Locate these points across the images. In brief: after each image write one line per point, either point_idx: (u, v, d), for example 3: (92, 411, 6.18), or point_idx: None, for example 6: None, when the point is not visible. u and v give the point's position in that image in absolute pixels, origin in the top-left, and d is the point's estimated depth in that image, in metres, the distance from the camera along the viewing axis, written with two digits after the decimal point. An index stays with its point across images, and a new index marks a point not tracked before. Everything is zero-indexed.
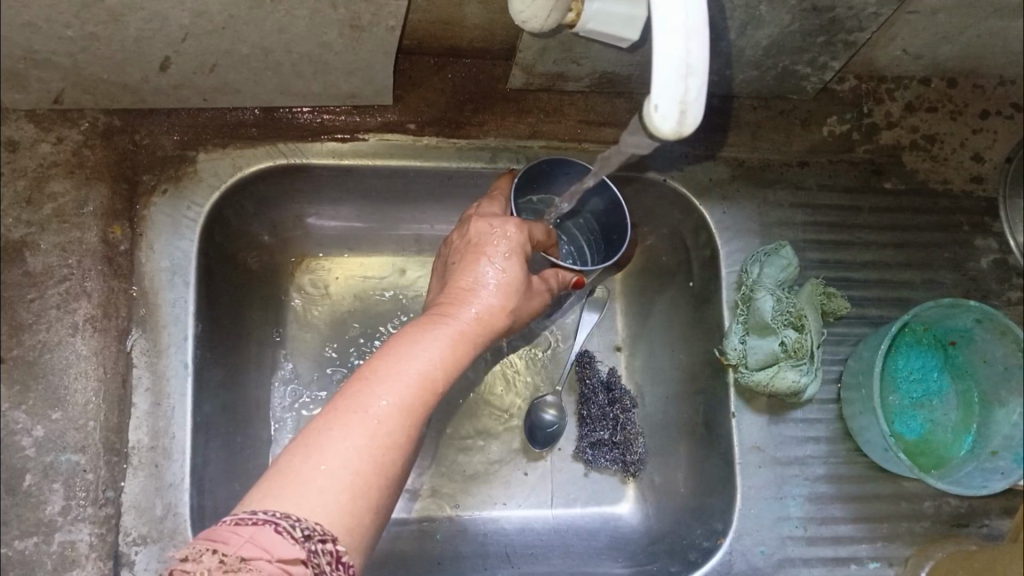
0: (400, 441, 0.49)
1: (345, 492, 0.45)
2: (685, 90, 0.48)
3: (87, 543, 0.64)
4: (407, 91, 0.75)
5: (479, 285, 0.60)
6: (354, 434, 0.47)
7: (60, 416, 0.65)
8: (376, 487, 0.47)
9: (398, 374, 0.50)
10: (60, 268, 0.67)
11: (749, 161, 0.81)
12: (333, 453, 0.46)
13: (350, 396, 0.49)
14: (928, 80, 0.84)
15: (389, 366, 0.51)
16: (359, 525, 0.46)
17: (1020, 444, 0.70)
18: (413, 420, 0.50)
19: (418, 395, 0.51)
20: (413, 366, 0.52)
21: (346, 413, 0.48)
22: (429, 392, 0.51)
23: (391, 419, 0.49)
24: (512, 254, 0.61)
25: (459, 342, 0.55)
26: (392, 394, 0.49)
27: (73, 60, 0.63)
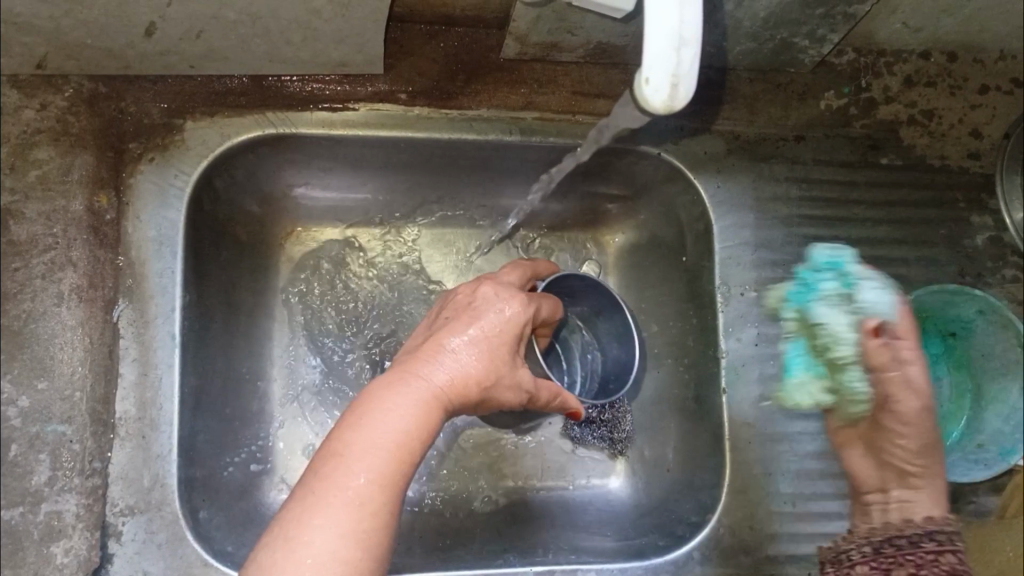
0: (381, 506, 0.48)
1: (332, 566, 0.46)
2: (677, 62, 0.47)
3: (74, 513, 0.64)
4: (399, 59, 0.74)
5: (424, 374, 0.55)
6: (329, 505, 0.47)
7: (46, 385, 0.65)
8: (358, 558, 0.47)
9: (369, 444, 0.50)
10: (45, 237, 0.66)
11: (746, 134, 0.80)
12: (309, 533, 0.47)
13: (317, 476, 0.49)
14: (927, 54, 0.83)
15: (357, 431, 0.50)
16: None
17: (1009, 438, 0.73)
18: (392, 488, 0.49)
19: (394, 459, 0.50)
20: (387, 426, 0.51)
21: (322, 495, 0.48)
22: (402, 459, 0.50)
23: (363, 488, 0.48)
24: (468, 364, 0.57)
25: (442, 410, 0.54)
26: (365, 462, 0.49)
27: (57, 25, 0.62)
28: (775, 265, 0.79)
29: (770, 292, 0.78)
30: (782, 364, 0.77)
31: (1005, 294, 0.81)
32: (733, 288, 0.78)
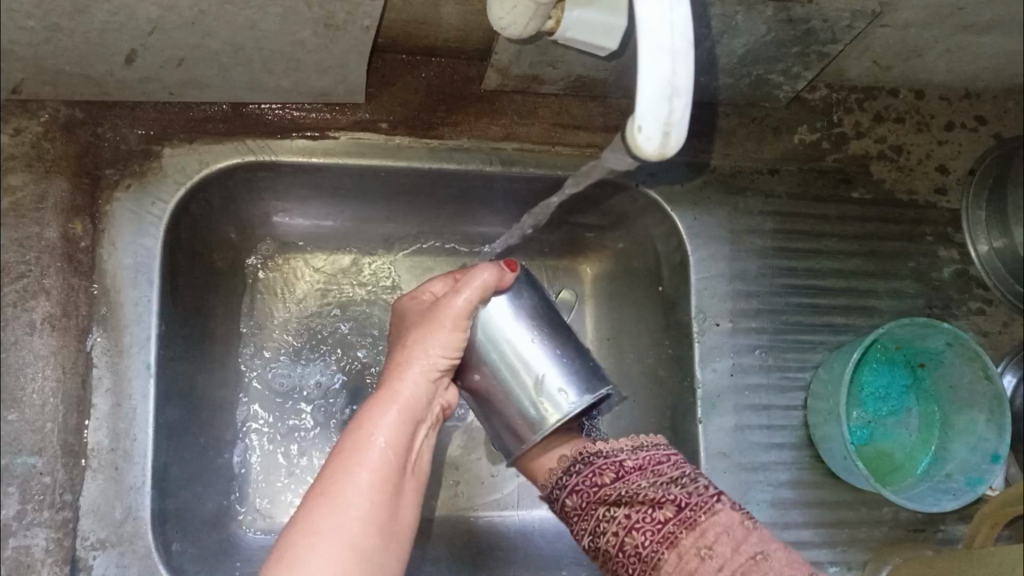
0: (390, 481, 0.60)
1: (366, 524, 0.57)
2: (669, 112, 0.49)
3: (43, 548, 0.63)
4: (380, 88, 0.74)
5: (427, 359, 0.64)
6: (364, 487, 0.58)
7: (15, 417, 0.64)
8: (401, 514, 0.60)
9: (388, 414, 0.62)
10: (18, 265, 0.65)
11: (721, 167, 0.81)
12: (355, 493, 0.58)
13: (349, 458, 0.60)
14: (897, 91, 0.85)
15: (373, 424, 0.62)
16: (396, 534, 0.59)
17: (976, 469, 0.75)
18: (397, 467, 0.61)
19: (401, 434, 0.62)
20: (390, 422, 0.62)
21: (348, 469, 0.59)
22: (399, 452, 0.61)
23: (385, 470, 0.60)
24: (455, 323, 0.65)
25: (435, 436, 0.67)
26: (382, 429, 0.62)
27: (36, 51, 0.61)
28: (749, 296, 0.80)
29: (745, 323, 0.79)
30: (757, 394, 0.79)
31: (970, 326, 0.84)
32: (709, 319, 0.79)
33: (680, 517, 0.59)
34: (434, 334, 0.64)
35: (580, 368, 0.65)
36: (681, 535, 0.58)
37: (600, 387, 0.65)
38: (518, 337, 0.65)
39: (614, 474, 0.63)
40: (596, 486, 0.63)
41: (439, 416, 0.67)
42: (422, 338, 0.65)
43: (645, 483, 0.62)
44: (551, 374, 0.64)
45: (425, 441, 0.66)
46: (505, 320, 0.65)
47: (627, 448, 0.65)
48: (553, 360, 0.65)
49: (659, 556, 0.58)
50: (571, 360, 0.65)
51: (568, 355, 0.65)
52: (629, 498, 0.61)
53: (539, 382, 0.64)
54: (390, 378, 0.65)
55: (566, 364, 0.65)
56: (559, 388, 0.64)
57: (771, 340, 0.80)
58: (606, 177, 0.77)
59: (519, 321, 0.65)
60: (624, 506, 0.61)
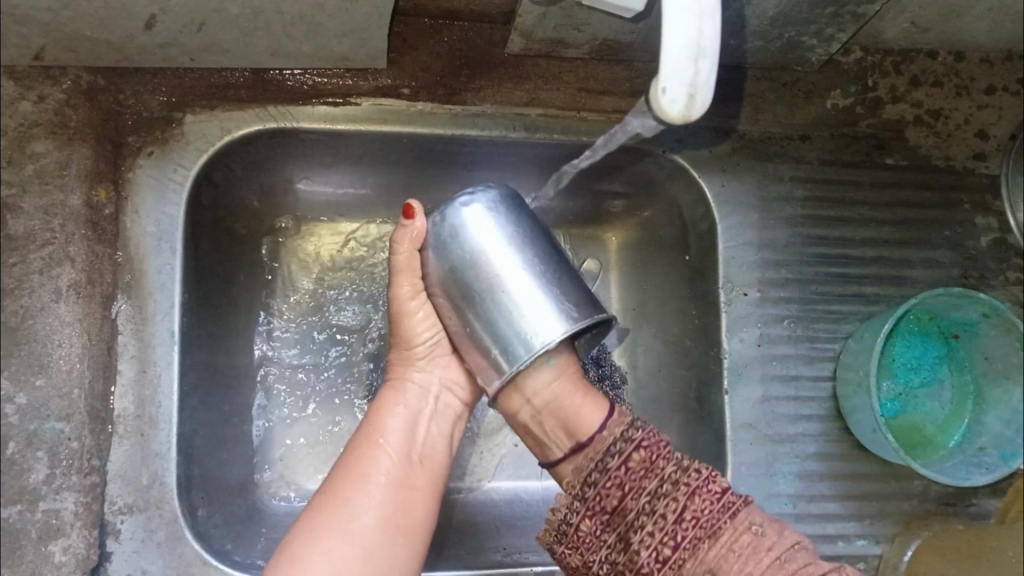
0: (405, 467, 0.63)
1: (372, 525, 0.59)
2: (694, 73, 0.47)
3: (72, 512, 0.63)
4: (402, 53, 0.73)
5: (413, 350, 0.67)
6: (373, 490, 0.60)
7: (44, 382, 0.64)
8: (413, 513, 0.61)
9: (399, 401, 0.67)
10: (43, 232, 0.65)
11: (751, 133, 0.79)
12: (363, 499, 0.60)
13: (357, 460, 0.62)
14: (935, 53, 0.82)
15: (389, 404, 0.66)
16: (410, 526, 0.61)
17: (1010, 442, 0.74)
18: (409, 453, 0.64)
19: (410, 419, 0.66)
20: (394, 426, 0.65)
21: (363, 457, 0.62)
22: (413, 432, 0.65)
23: (396, 467, 0.62)
24: (422, 297, 0.65)
25: (451, 422, 0.69)
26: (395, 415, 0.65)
27: (56, 17, 0.60)
28: (778, 266, 0.78)
29: (773, 292, 0.78)
30: (784, 364, 0.77)
31: (1008, 296, 0.81)
32: (736, 288, 0.77)
33: (704, 520, 0.56)
34: (410, 322, 0.66)
35: (560, 293, 0.60)
36: (704, 542, 0.56)
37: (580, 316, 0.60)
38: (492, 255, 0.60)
39: (631, 479, 0.59)
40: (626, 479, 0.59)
41: (447, 404, 0.69)
42: (404, 329, 0.66)
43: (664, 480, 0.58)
44: (530, 300, 0.59)
45: (432, 431, 0.67)
46: (482, 232, 0.60)
47: (608, 470, 0.60)
48: (529, 279, 0.60)
49: (682, 561, 0.56)
50: (552, 283, 0.61)
51: (550, 279, 0.61)
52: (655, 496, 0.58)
53: (511, 307, 0.59)
54: (395, 377, 0.68)
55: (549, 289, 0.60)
56: (543, 318, 0.59)
57: (800, 311, 0.78)
58: (632, 143, 0.76)
59: (497, 236, 0.60)
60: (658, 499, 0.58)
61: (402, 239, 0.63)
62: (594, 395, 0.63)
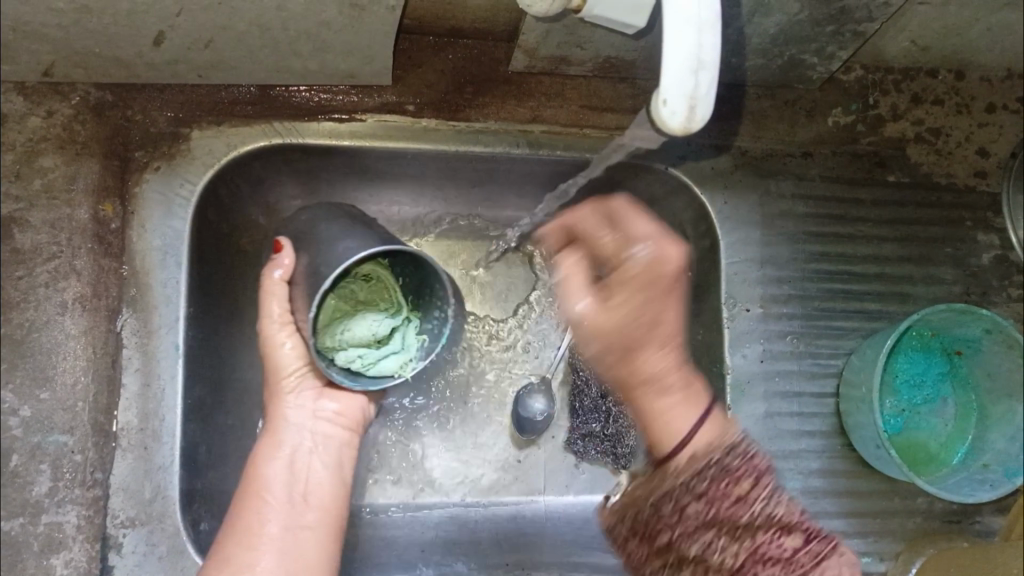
0: (292, 508, 0.68)
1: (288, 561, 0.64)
2: (694, 85, 0.48)
3: (74, 525, 0.63)
4: (407, 71, 0.73)
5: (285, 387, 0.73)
6: (260, 540, 0.65)
7: (48, 396, 0.64)
8: (306, 561, 0.65)
9: (280, 442, 0.72)
10: (49, 246, 0.66)
11: (753, 150, 0.80)
12: (258, 558, 0.63)
13: (242, 509, 0.67)
14: (936, 72, 0.83)
15: (276, 443, 0.72)
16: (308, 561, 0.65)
17: (1015, 459, 0.74)
18: (294, 483, 0.69)
19: (291, 459, 0.71)
20: (274, 472, 0.69)
21: (253, 498, 0.67)
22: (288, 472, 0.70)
23: (282, 512, 0.67)
24: (288, 328, 0.73)
25: (336, 452, 0.74)
26: (284, 449, 0.71)
27: (65, 34, 0.61)
28: (780, 282, 0.79)
29: (775, 309, 0.78)
30: (786, 381, 0.77)
31: (1010, 313, 0.82)
32: (739, 304, 0.78)
33: (793, 531, 0.53)
34: (276, 355, 0.73)
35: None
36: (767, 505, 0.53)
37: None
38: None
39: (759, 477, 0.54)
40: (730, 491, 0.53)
41: (329, 434, 0.74)
42: (273, 363, 0.73)
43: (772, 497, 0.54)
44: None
45: (316, 475, 0.71)
46: None
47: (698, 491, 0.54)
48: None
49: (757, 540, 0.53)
50: None
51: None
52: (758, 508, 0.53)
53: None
54: (273, 414, 0.73)
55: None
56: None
57: (802, 327, 0.78)
58: (635, 160, 0.76)
59: None
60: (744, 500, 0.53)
61: (272, 273, 0.73)
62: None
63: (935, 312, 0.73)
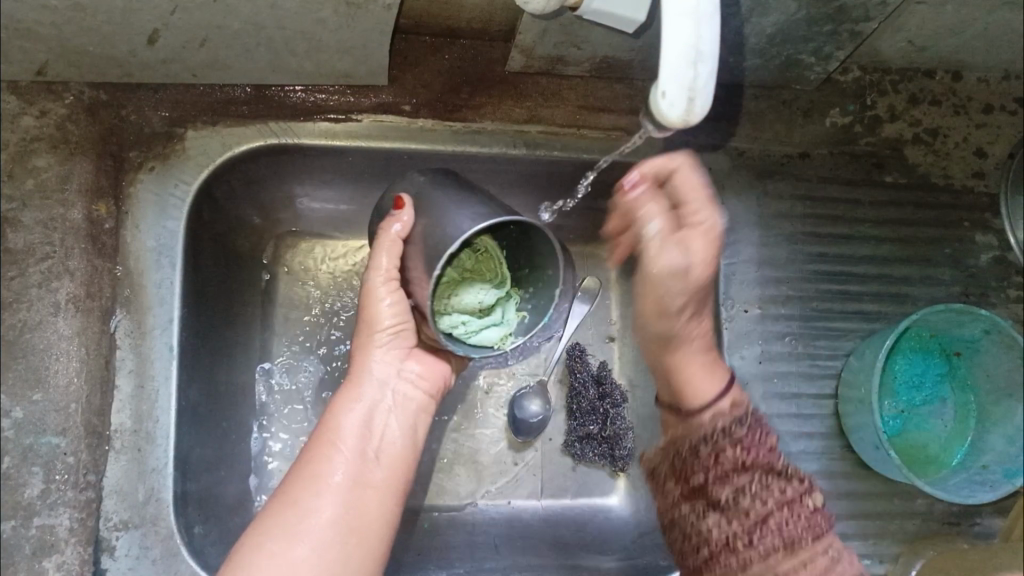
0: (363, 463, 0.63)
1: (346, 518, 0.60)
2: (693, 78, 0.48)
3: (67, 527, 0.63)
4: (403, 71, 0.73)
5: (373, 336, 0.65)
6: (325, 489, 0.60)
7: (41, 397, 0.64)
8: (367, 519, 0.61)
9: (361, 389, 0.66)
10: (43, 246, 0.65)
11: (751, 151, 0.79)
12: (317, 506, 0.60)
13: (307, 458, 0.63)
14: (932, 73, 0.82)
15: (353, 391, 0.66)
16: (372, 521, 0.61)
17: (1013, 460, 0.73)
18: (365, 437, 0.64)
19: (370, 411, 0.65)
20: (347, 424, 0.64)
21: (322, 449, 0.63)
22: (364, 426, 0.64)
23: (350, 465, 0.62)
24: (393, 284, 0.63)
25: (413, 413, 0.68)
26: (360, 399, 0.65)
27: (59, 32, 0.61)
28: (778, 282, 0.78)
29: (772, 310, 0.78)
30: (785, 382, 0.77)
31: (1009, 314, 0.81)
32: (736, 305, 0.77)
33: (804, 500, 0.58)
34: (376, 306, 0.64)
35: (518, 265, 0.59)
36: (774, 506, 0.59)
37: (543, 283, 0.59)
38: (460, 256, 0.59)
39: (744, 437, 0.62)
40: (732, 445, 0.62)
41: (408, 395, 0.68)
42: (368, 313, 0.64)
43: (768, 453, 0.61)
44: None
45: (392, 429, 0.66)
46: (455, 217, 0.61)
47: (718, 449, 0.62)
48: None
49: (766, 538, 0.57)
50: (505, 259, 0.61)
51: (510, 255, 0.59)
52: (750, 463, 0.60)
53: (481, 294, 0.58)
54: (356, 364, 0.67)
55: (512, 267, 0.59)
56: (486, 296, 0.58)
57: (800, 328, 0.78)
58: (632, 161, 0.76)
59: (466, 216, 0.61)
60: (747, 473, 0.59)
61: (389, 227, 0.61)
62: (712, 369, 0.69)
63: (936, 312, 0.72)
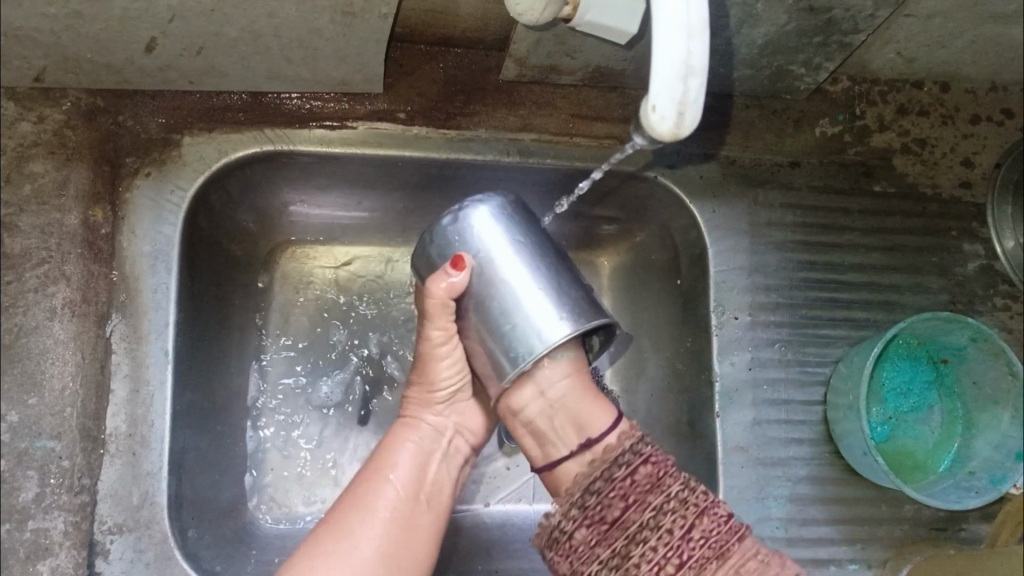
0: (416, 494, 0.64)
1: (393, 555, 0.60)
2: (683, 92, 0.49)
3: (61, 531, 0.63)
4: (398, 79, 0.74)
5: (429, 396, 0.68)
6: (375, 523, 0.61)
7: (36, 401, 0.64)
8: (411, 557, 0.61)
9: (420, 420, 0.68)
10: (39, 251, 0.66)
11: (741, 160, 0.80)
12: (365, 529, 0.60)
13: (361, 490, 0.63)
14: (920, 84, 0.84)
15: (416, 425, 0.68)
16: (415, 557, 0.62)
17: (999, 467, 0.74)
18: (422, 463, 0.66)
19: (429, 449, 0.67)
20: (406, 455, 0.66)
21: (379, 472, 0.65)
22: (425, 464, 0.66)
23: (401, 503, 0.63)
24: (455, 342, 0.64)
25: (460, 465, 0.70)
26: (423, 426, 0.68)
27: (57, 39, 0.61)
28: (769, 289, 0.79)
29: (764, 316, 0.79)
30: (775, 388, 0.78)
31: (995, 322, 0.82)
32: (728, 312, 0.78)
33: (701, 548, 0.56)
34: (433, 367, 0.66)
35: (565, 295, 0.61)
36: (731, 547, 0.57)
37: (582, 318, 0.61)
38: (507, 275, 0.60)
39: (624, 499, 0.59)
40: (624, 504, 0.59)
41: (456, 445, 0.70)
42: (426, 374, 0.67)
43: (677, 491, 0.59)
44: (532, 297, 0.60)
45: (443, 470, 0.68)
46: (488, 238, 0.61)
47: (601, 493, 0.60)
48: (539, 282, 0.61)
49: (707, 564, 0.56)
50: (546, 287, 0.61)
51: (558, 284, 0.61)
52: (651, 525, 0.58)
53: (527, 312, 0.60)
54: (409, 413, 0.69)
55: (558, 295, 0.61)
56: (536, 324, 0.59)
57: (791, 335, 0.79)
58: (625, 169, 0.77)
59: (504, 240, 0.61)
60: (642, 541, 0.57)
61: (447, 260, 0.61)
62: (602, 403, 0.65)
63: (925, 318, 0.73)
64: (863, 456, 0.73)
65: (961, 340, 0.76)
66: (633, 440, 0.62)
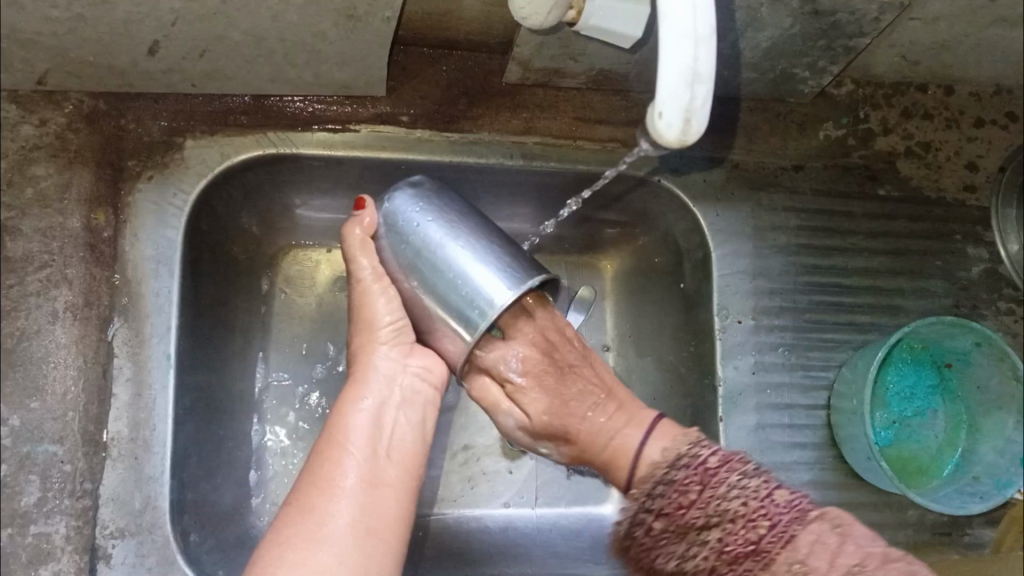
0: (376, 456, 0.62)
1: (357, 523, 0.58)
2: (690, 97, 0.49)
3: (63, 536, 0.63)
4: (401, 82, 0.74)
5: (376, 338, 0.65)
6: (340, 493, 0.59)
7: (38, 405, 0.64)
8: (383, 521, 0.60)
9: (369, 379, 0.65)
10: (41, 255, 0.66)
11: (745, 163, 0.80)
12: (332, 505, 0.58)
13: (323, 464, 0.61)
14: (925, 87, 0.84)
15: (360, 381, 0.65)
16: (387, 521, 0.60)
17: (1004, 471, 0.74)
18: (377, 419, 0.64)
19: (386, 401, 0.65)
20: (359, 420, 0.63)
21: (328, 443, 0.62)
22: (376, 415, 0.64)
23: (362, 468, 0.61)
24: (386, 284, 0.65)
25: (423, 406, 0.66)
26: (373, 382, 0.65)
27: (60, 42, 0.61)
28: (772, 293, 0.79)
29: (768, 320, 0.78)
30: (779, 393, 0.77)
31: (1000, 326, 0.82)
32: (731, 316, 0.78)
33: (774, 534, 0.55)
34: (371, 307, 0.65)
35: (502, 258, 0.62)
36: (775, 554, 0.55)
37: (525, 277, 0.61)
38: (442, 244, 0.62)
39: (700, 485, 0.59)
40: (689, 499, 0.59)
41: (417, 390, 0.66)
42: (367, 318, 0.65)
43: (727, 491, 0.58)
44: (470, 264, 0.61)
45: (403, 421, 0.65)
46: (415, 218, 0.62)
47: (653, 508, 0.61)
48: (476, 249, 0.62)
49: None
50: (488, 254, 0.62)
51: (488, 245, 0.62)
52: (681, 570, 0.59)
53: (470, 280, 0.60)
54: (360, 366, 0.66)
55: (491, 257, 0.62)
56: (475, 284, 0.60)
57: (794, 339, 0.79)
58: (628, 173, 0.77)
59: (428, 218, 0.62)
60: (714, 528, 0.57)
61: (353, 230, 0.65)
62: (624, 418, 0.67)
63: (930, 322, 0.72)
64: (869, 461, 0.73)
65: (967, 344, 0.76)
66: (694, 446, 0.62)
